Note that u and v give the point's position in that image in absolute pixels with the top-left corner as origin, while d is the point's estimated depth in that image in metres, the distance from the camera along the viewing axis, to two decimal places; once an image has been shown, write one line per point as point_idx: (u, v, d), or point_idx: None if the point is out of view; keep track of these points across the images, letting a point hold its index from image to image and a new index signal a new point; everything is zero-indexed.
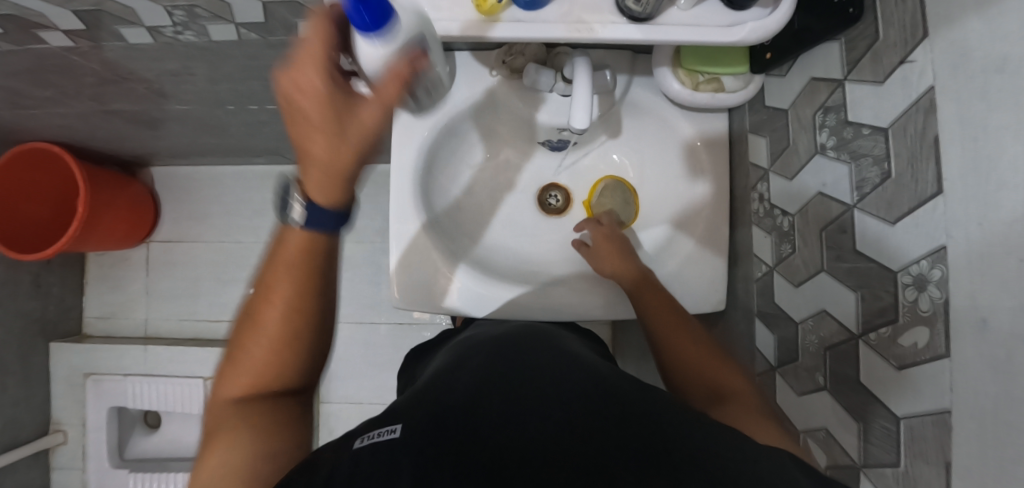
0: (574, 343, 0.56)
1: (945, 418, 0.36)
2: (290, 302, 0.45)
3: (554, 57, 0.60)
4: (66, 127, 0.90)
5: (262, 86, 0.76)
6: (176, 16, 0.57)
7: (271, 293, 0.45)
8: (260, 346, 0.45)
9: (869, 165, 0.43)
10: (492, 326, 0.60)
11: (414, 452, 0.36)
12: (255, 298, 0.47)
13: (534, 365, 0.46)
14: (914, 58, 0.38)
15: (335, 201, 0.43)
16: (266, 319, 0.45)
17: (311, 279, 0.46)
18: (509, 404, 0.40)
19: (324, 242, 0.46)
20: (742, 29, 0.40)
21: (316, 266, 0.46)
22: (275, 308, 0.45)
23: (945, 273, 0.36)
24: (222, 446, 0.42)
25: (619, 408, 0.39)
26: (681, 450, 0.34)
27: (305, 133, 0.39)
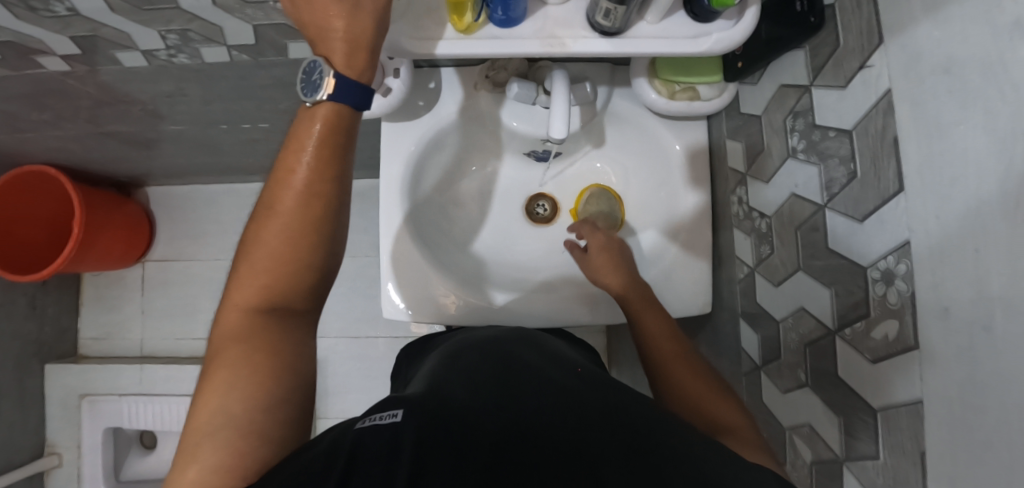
0: (564, 348, 0.57)
1: (918, 408, 0.37)
2: (302, 212, 0.39)
3: (535, 70, 0.62)
4: (62, 150, 0.91)
5: (255, 105, 0.78)
6: (169, 39, 0.59)
7: (277, 209, 0.39)
8: (263, 267, 0.40)
9: (836, 166, 0.44)
10: (494, 327, 0.61)
11: (416, 437, 0.36)
12: (259, 208, 0.41)
13: (531, 368, 0.46)
14: (872, 62, 0.40)
15: (363, 77, 0.40)
16: (275, 227, 0.39)
17: (323, 197, 0.39)
18: (507, 400, 0.41)
19: (345, 137, 0.40)
20: (708, 39, 0.43)
21: (329, 186, 0.39)
22: (283, 217, 0.39)
23: (910, 267, 0.37)
24: (221, 381, 0.37)
25: (614, 412, 0.39)
26: (672, 452, 0.35)
27: (324, 17, 0.38)
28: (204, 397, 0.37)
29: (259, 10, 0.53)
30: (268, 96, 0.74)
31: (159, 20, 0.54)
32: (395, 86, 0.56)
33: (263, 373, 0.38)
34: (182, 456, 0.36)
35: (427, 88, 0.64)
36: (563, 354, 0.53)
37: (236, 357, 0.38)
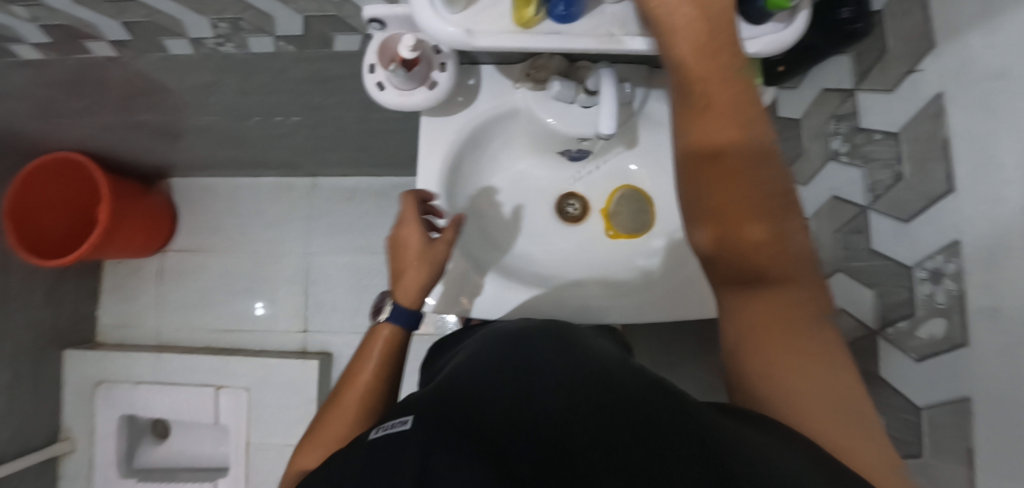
0: (585, 339, 0.53)
1: (966, 406, 0.37)
2: (368, 392, 0.52)
3: (575, 70, 0.63)
4: (94, 136, 0.93)
5: (291, 98, 0.79)
6: (219, 28, 0.60)
7: (347, 399, 0.51)
8: (332, 424, 0.49)
9: (881, 168, 0.45)
10: (518, 320, 0.61)
11: (423, 436, 0.34)
12: (337, 390, 0.53)
13: (546, 359, 0.44)
14: (923, 67, 0.41)
15: (413, 304, 0.57)
16: (340, 416, 0.50)
17: (385, 384, 0.53)
18: (521, 388, 0.39)
19: (402, 348, 0.56)
20: (758, 42, 0.44)
21: (389, 378, 0.54)
22: (352, 400, 0.51)
23: (959, 266, 0.38)
24: None
25: (622, 404, 0.36)
26: (684, 434, 0.32)
27: (404, 261, 0.57)
28: None
29: (313, 1, 0.54)
30: (306, 89, 0.76)
31: (213, 8, 0.56)
32: (442, 79, 0.57)
33: None
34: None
35: (467, 85, 0.66)
36: (577, 343, 0.50)
37: None
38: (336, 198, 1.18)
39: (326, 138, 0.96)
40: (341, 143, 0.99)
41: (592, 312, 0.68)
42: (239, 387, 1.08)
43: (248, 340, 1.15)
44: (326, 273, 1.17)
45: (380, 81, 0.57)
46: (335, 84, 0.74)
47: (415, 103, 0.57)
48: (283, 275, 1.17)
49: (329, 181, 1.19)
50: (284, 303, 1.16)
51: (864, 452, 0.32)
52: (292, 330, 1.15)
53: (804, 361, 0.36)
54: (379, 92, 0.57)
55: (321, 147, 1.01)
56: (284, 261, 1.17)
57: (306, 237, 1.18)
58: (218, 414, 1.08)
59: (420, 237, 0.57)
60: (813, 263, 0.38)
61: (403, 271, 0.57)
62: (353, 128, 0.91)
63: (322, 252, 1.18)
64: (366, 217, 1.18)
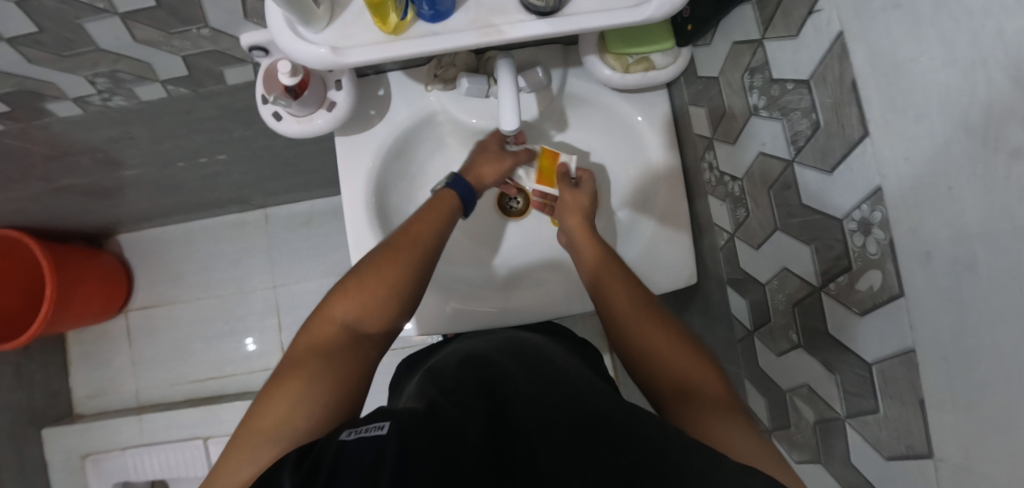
0: (551, 352, 0.55)
1: (911, 357, 0.36)
2: (419, 248, 0.52)
3: (484, 62, 0.60)
4: (20, 211, 0.89)
5: (207, 138, 0.75)
6: (99, 83, 0.56)
7: (398, 252, 0.51)
8: (372, 286, 0.49)
9: (800, 118, 0.43)
10: (466, 340, 0.61)
11: (403, 447, 0.34)
12: (379, 249, 0.52)
13: (517, 379, 0.45)
14: (820, 7, 0.38)
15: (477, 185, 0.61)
16: (385, 276, 0.49)
17: (431, 251, 0.53)
18: (493, 410, 0.40)
19: (452, 218, 0.57)
20: (650, 6, 0.40)
21: (437, 245, 0.54)
22: (404, 256, 0.51)
23: (885, 214, 0.36)
24: (296, 385, 0.42)
25: (595, 423, 0.37)
26: (655, 452, 0.33)
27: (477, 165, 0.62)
28: (278, 392, 0.42)
29: (185, 39, 0.51)
30: (218, 127, 0.72)
31: (83, 65, 0.52)
32: (340, 99, 0.54)
33: (333, 381, 0.43)
34: (264, 405, 0.41)
35: (376, 96, 0.62)
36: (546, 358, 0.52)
37: (313, 365, 0.43)
38: (291, 225, 1.15)
39: (261, 170, 0.92)
40: (279, 172, 0.95)
41: (545, 309, 0.67)
42: (228, 434, 1.07)
43: (229, 384, 1.13)
44: (295, 303, 1.14)
45: (275, 111, 0.54)
46: (247, 117, 0.71)
47: (315, 127, 0.54)
48: (253, 313, 1.15)
49: (280, 210, 1.15)
50: (259, 342, 1.14)
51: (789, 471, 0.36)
52: (273, 366, 1.13)
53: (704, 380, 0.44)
54: (276, 122, 0.54)
55: (260, 180, 0.97)
56: (250, 299, 1.15)
57: (268, 271, 1.15)
58: (213, 465, 1.06)
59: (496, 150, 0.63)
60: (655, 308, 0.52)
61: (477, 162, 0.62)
62: (285, 156, 0.87)
63: (287, 284, 1.15)
64: (325, 239, 1.15)
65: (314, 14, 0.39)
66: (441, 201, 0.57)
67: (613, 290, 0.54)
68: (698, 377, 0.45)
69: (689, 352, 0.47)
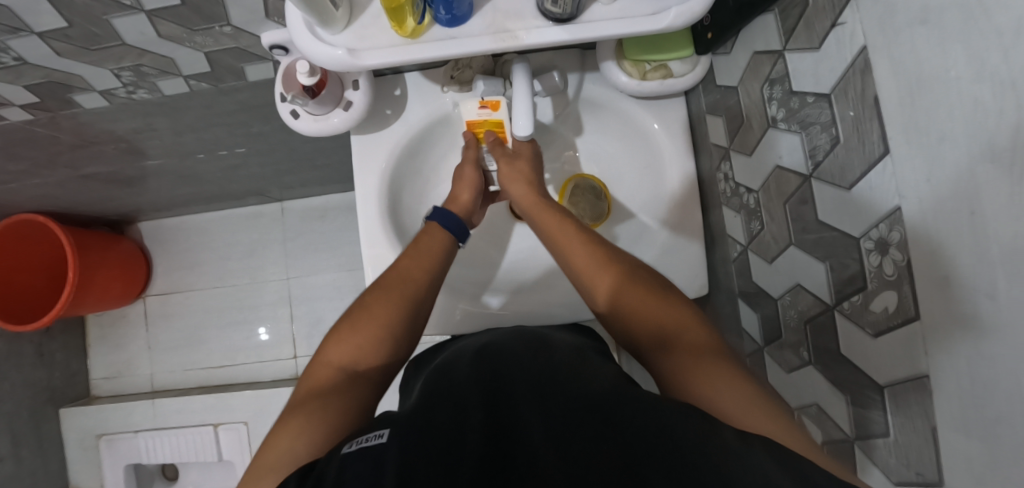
0: (565, 344, 0.54)
1: (925, 382, 0.35)
2: (412, 283, 0.53)
3: (501, 65, 0.61)
4: (47, 196, 0.91)
5: (227, 132, 0.77)
6: (124, 77, 0.58)
7: (388, 290, 0.52)
8: (364, 327, 0.50)
9: (818, 133, 0.42)
10: (478, 334, 0.61)
11: (401, 456, 0.35)
12: (371, 290, 0.53)
13: (524, 374, 0.45)
14: (844, 20, 0.37)
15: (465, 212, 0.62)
16: (378, 312, 0.51)
17: (425, 287, 0.54)
18: (498, 408, 0.41)
19: (448, 252, 0.58)
20: (668, 15, 0.40)
21: (432, 282, 0.55)
22: (394, 292, 0.52)
23: (904, 235, 0.35)
24: (294, 428, 0.42)
25: (600, 410, 0.38)
26: (661, 439, 0.33)
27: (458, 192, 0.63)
28: (278, 438, 0.42)
29: (207, 36, 0.52)
30: (237, 121, 0.73)
31: (109, 58, 0.53)
32: (356, 98, 0.55)
33: (332, 421, 0.43)
34: (266, 451, 0.42)
35: (393, 96, 0.63)
36: (558, 349, 0.52)
37: (312, 408, 0.44)
38: (306, 218, 1.17)
39: (278, 164, 0.94)
40: (296, 167, 0.97)
41: (551, 314, 0.67)
42: (238, 422, 1.09)
43: (240, 373, 1.15)
44: (307, 296, 1.16)
45: (293, 109, 0.54)
46: (265, 112, 0.72)
47: (333, 126, 0.55)
48: (266, 304, 1.16)
49: (296, 203, 1.17)
50: (271, 333, 1.16)
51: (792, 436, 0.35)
52: (283, 356, 1.15)
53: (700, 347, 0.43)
54: (293, 120, 0.55)
55: (277, 173, 0.99)
56: (263, 290, 1.17)
57: (282, 263, 1.17)
58: (222, 451, 1.08)
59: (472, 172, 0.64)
60: (642, 276, 0.50)
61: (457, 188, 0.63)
62: (302, 151, 0.88)
63: (299, 276, 1.16)
64: (339, 234, 1.17)
65: (333, 16, 0.39)
66: (434, 237, 0.58)
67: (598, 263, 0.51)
68: (674, 329, 0.45)
69: (662, 302, 0.47)
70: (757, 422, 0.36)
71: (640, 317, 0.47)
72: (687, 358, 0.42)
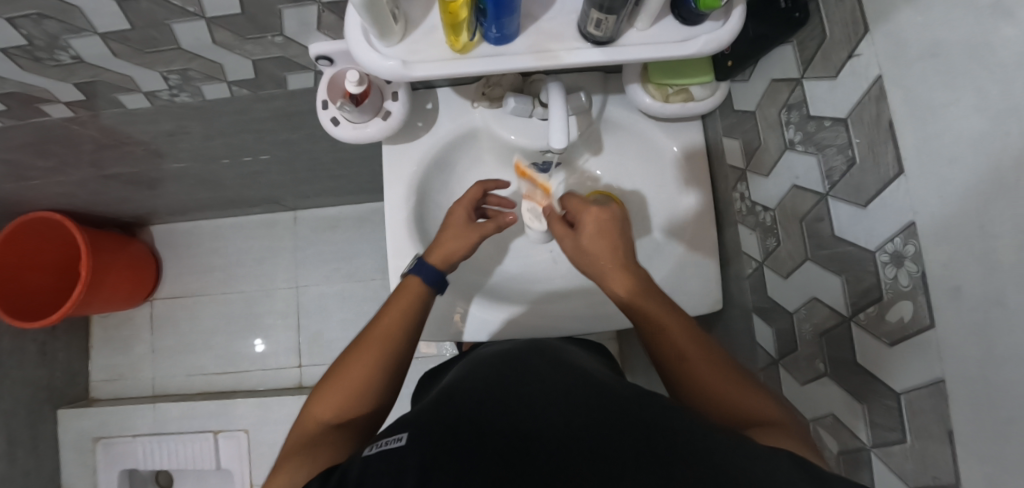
0: (577, 355, 0.55)
1: (940, 388, 0.37)
2: (390, 337, 0.52)
3: (530, 83, 0.63)
4: (67, 195, 0.93)
5: (256, 138, 0.79)
6: (171, 80, 0.60)
7: (368, 345, 0.52)
8: (345, 382, 0.50)
9: (835, 154, 0.45)
10: (501, 343, 0.61)
11: (421, 454, 0.37)
12: (354, 345, 0.53)
13: (544, 374, 0.46)
14: (860, 51, 0.40)
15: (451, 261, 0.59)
16: (359, 367, 0.50)
17: (402, 340, 0.53)
18: (520, 405, 0.41)
19: (424, 306, 0.57)
20: (697, 42, 0.43)
21: (410, 333, 0.54)
22: (374, 346, 0.52)
23: (918, 248, 0.38)
24: (284, 477, 0.44)
25: (628, 416, 0.38)
26: (696, 452, 0.34)
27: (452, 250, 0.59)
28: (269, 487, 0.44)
29: (258, 45, 0.55)
30: (268, 128, 0.76)
31: (160, 61, 0.56)
32: (395, 109, 0.58)
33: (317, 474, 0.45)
34: None
35: (425, 109, 0.66)
36: (570, 357, 0.52)
37: (298, 461, 0.45)
38: (318, 228, 1.18)
39: (298, 172, 0.96)
40: (314, 176, 0.99)
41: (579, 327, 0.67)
42: (238, 429, 1.07)
43: (243, 380, 1.15)
44: (315, 305, 1.17)
45: (334, 117, 0.57)
46: (296, 121, 0.74)
47: (369, 135, 0.58)
48: (273, 311, 1.17)
49: (309, 213, 1.19)
50: (264, 345, 1.16)
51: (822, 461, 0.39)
52: (287, 365, 1.15)
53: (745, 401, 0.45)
54: (334, 127, 0.57)
55: (295, 182, 1.01)
56: (271, 298, 1.17)
57: (292, 271, 1.18)
58: (220, 459, 1.07)
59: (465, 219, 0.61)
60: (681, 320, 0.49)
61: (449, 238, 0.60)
62: (324, 160, 0.91)
63: (308, 285, 1.17)
64: (349, 244, 1.18)
65: (391, 30, 0.42)
66: (412, 289, 0.56)
67: (649, 305, 0.49)
68: (740, 396, 0.45)
69: (725, 370, 0.46)
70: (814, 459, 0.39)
71: (706, 382, 0.46)
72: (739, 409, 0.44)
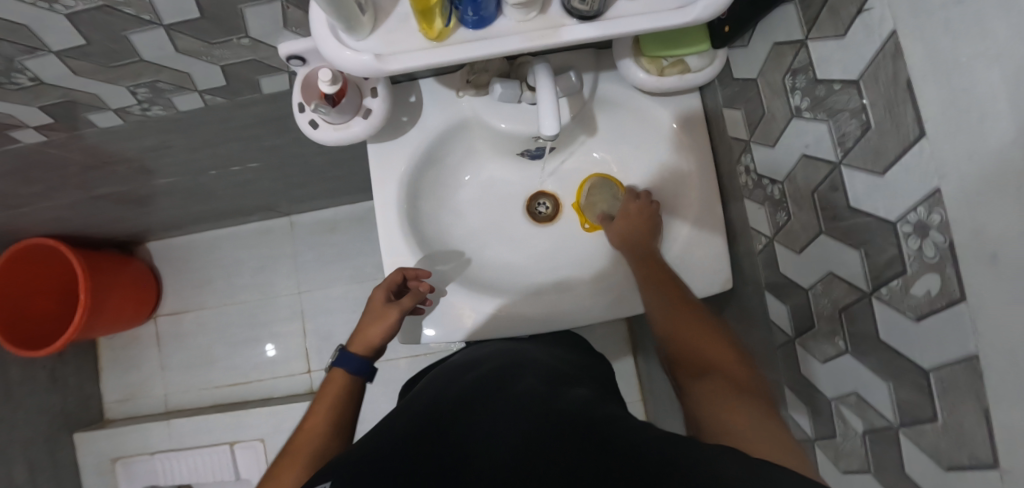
0: (541, 363, 0.52)
1: (974, 364, 0.34)
2: (319, 436, 0.56)
3: (517, 67, 0.60)
4: (58, 219, 0.91)
5: (240, 147, 0.76)
6: (140, 94, 0.57)
7: (297, 451, 0.54)
8: None
9: (847, 119, 0.42)
10: (473, 351, 0.58)
11: None
12: (282, 455, 0.55)
13: (491, 396, 0.44)
14: (871, 5, 0.37)
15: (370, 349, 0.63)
16: (288, 475, 0.52)
17: (330, 435, 0.56)
18: (465, 440, 0.39)
19: (350, 399, 0.60)
20: (695, 7, 0.39)
21: (337, 427, 0.57)
22: (303, 449, 0.54)
23: (944, 216, 0.35)
24: None
25: (569, 438, 0.36)
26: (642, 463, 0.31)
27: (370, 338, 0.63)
28: None
29: (226, 49, 0.52)
30: (252, 135, 0.73)
31: (126, 75, 0.53)
32: (375, 106, 0.55)
33: None
34: None
35: (408, 103, 0.63)
36: (529, 368, 0.50)
37: None
38: (316, 232, 1.16)
39: (289, 178, 0.94)
40: (306, 180, 0.97)
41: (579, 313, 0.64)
42: (254, 439, 1.08)
43: (256, 389, 1.14)
44: (320, 309, 1.15)
45: (312, 119, 0.54)
46: (278, 126, 0.72)
47: (352, 134, 0.55)
48: (278, 319, 1.16)
49: (306, 217, 1.16)
50: (278, 349, 1.15)
51: (777, 436, 0.41)
52: (298, 371, 1.14)
53: (741, 396, 0.45)
54: (313, 130, 0.54)
55: (287, 187, 0.99)
56: (275, 306, 1.16)
57: (293, 277, 1.16)
58: (239, 470, 1.07)
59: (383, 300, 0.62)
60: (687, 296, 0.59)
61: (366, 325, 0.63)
62: (313, 163, 0.89)
63: (311, 290, 1.16)
64: (349, 246, 1.16)
65: (360, 22, 0.39)
66: (337, 382, 0.60)
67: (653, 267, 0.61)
68: (720, 362, 0.50)
69: (714, 341, 0.53)
70: (771, 443, 0.39)
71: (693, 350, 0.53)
72: (721, 392, 0.46)
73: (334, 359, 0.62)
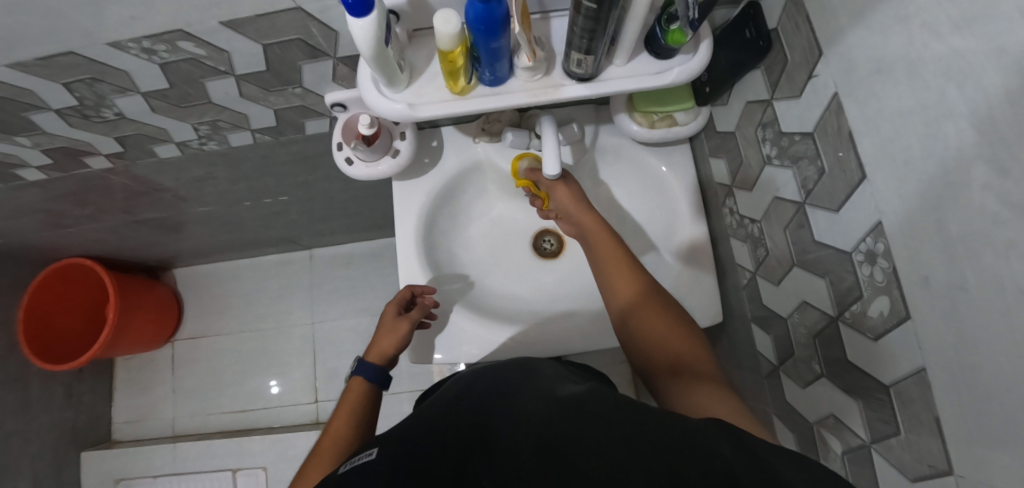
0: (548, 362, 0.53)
1: (923, 376, 0.39)
2: (342, 439, 0.57)
3: (526, 118, 0.70)
4: (100, 241, 0.99)
5: (277, 181, 0.85)
6: (202, 130, 0.67)
7: (322, 455, 0.56)
8: None
9: (807, 165, 0.49)
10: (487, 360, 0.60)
11: (391, 463, 0.38)
12: (308, 461, 0.56)
13: (504, 378, 0.46)
14: (818, 72, 0.45)
15: (385, 361, 0.66)
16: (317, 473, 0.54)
17: (353, 439, 0.58)
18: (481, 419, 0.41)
19: (371, 404, 0.62)
20: (671, 73, 0.49)
21: (359, 431, 0.59)
22: (328, 452, 0.56)
23: (887, 245, 0.40)
24: None
25: (583, 413, 0.37)
26: (659, 441, 0.33)
27: (381, 348, 0.66)
28: None
29: (281, 96, 0.61)
30: (287, 171, 0.82)
31: (194, 114, 0.63)
32: (403, 147, 0.64)
33: None
34: None
35: (430, 146, 0.72)
36: (538, 362, 0.51)
37: None
38: (333, 265, 1.23)
39: (315, 212, 1.02)
40: (330, 215, 1.05)
41: (578, 343, 0.68)
42: (256, 467, 1.09)
43: (262, 417, 1.17)
44: (329, 340, 1.20)
45: (348, 156, 0.63)
46: (312, 163, 0.81)
47: (381, 172, 0.63)
48: (290, 348, 1.20)
49: (325, 251, 1.24)
50: (279, 385, 1.18)
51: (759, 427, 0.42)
52: (303, 401, 1.17)
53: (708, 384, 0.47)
54: (348, 165, 0.63)
55: (311, 221, 1.07)
56: (288, 335, 1.21)
57: (308, 307, 1.22)
58: None
59: (393, 311, 0.67)
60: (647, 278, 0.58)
61: (378, 336, 0.67)
62: (338, 199, 0.97)
63: (323, 321, 1.21)
64: (363, 280, 1.22)
65: (399, 78, 0.47)
66: (356, 390, 0.63)
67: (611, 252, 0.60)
68: (685, 349, 0.52)
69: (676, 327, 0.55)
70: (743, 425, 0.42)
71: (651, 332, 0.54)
72: (690, 382, 0.48)
73: (351, 369, 0.65)
